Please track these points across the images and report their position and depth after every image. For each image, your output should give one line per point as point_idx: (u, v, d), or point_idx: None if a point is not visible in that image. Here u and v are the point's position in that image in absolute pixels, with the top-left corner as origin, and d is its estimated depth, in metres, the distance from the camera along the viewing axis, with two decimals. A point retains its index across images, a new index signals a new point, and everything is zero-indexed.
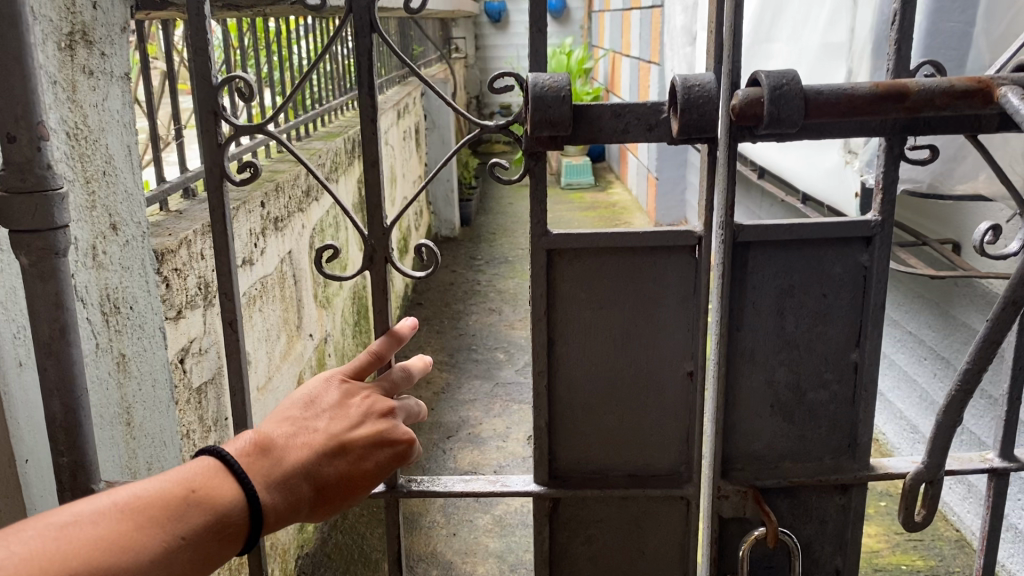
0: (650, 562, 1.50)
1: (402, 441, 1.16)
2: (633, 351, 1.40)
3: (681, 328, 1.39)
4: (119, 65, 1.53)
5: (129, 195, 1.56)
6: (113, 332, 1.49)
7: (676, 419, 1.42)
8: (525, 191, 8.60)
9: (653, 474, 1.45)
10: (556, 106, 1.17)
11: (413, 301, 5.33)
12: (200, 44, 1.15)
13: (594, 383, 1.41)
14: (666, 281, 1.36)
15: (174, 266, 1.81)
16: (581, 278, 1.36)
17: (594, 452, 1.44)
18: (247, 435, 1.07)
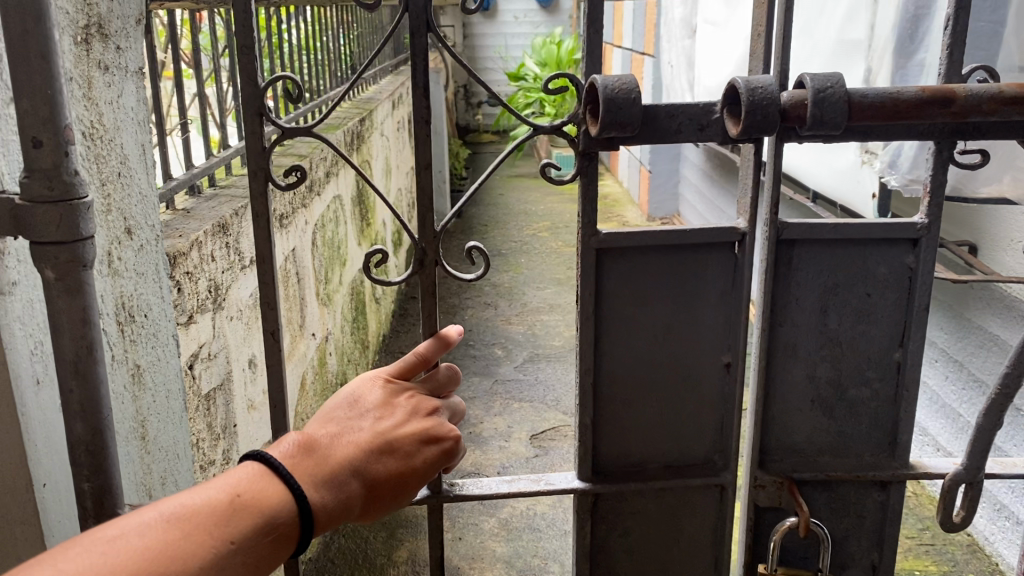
0: (686, 551, 1.42)
1: (447, 438, 1.12)
2: (674, 347, 1.33)
3: (721, 319, 1.33)
4: (133, 60, 1.44)
5: (143, 197, 1.49)
6: (129, 341, 1.42)
7: (713, 409, 1.37)
8: (515, 183, 8.53)
9: (691, 461, 1.38)
10: (629, 110, 1.10)
11: (407, 295, 5.25)
12: (244, 43, 1.09)
13: (634, 377, 1.34)
14: (707, 271, 1.30)
15: (186, 269, 1.73)
16: (626, 272, 1.29)
17: (634, 443, 1.37)
18: (288, 437, 1.01)
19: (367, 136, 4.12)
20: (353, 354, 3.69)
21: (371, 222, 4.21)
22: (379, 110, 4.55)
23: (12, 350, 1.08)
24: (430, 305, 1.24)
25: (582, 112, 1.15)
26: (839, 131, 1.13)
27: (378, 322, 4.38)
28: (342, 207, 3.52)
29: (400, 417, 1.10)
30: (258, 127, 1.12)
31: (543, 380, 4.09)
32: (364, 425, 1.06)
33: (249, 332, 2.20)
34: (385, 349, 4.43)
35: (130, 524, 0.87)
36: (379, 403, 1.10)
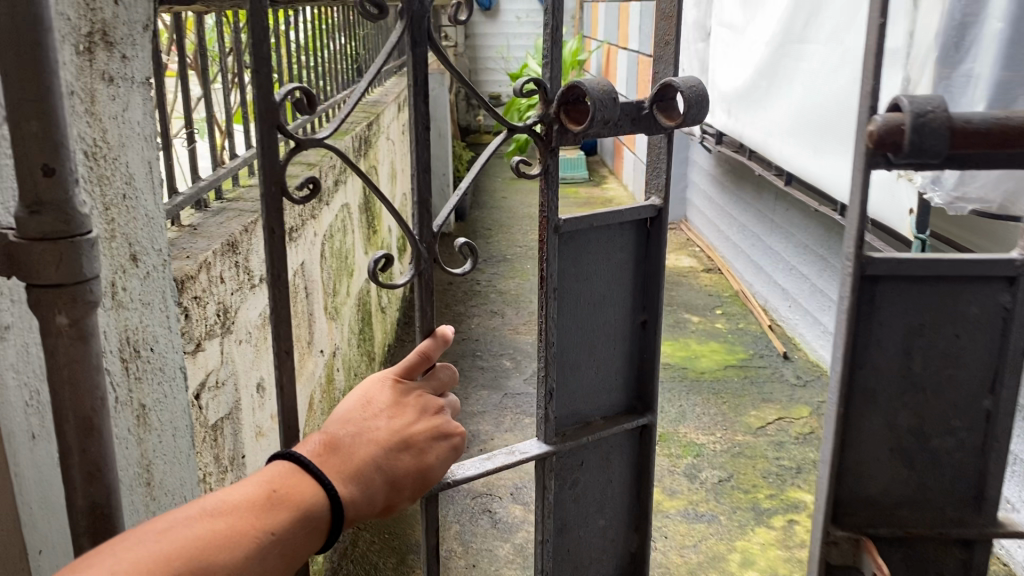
0: (616, 497, 1.49)
1: (455, 434, 1.11)
2: (608, 313, 1.38)
3: (633, 278, 1.41)
4: (140, 68, 1.31)
5: (150, 220, 1.36)
6: (134, 380, 1.29)
7: (632, 365, 1.45)
8: (519, 185, 8.40)
9: (619, 414, 1.45)
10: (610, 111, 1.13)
11: (411, 303, 5.12)
12: (260, 52, 0.98)
13: (580, 344, 1.37)
14: (625, 232, 1.37)
15: (194, 293, 1.60)
16: (573, 238, 1.31)
17: (579, 404, 1.40)
18: (312, 438, 1.00)
19: (373, 140, 3.99)
20: (359, 367, 3.56)
21: (377, 229, 4.08)
22: (385, 113, 4.42)
23: (5, 404, 0.95)
24: (423, 300, 1.19)
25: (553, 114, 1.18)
26: (940, 160, 1.01)
27: (384, 333, 4.24)
28: (349, 215, 3.39)
29: (413, 415, 1.07)
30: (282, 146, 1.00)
31: None
32: (383, 423, 1.04)
33: (258, 354, 2.07)
34: (389, 360, 4.30)
35: (173, 519, 0.88)
36: (392, 404, 1.06)
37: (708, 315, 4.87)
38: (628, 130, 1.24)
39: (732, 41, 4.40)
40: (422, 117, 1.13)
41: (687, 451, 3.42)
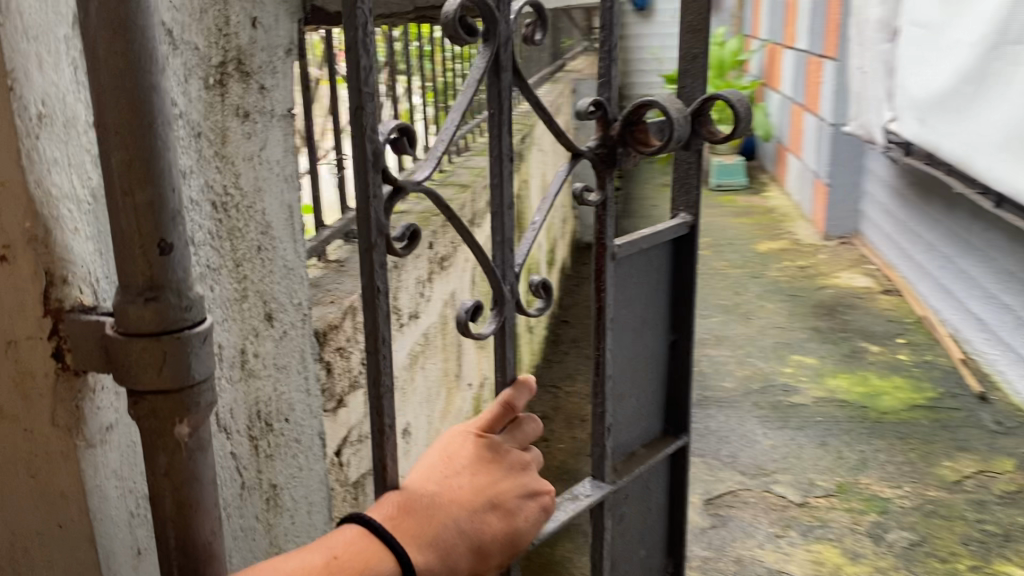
0: (652, 524, 1.38)
1: (544, 493, 0.99)
2: (648, 337, 1.23)
3: (666, 296, 1.26)
4: (283, 100, 1.14)
5: (288, 271, 1.19)
6: (264, 458, 1.12)
7: (664, 387, 1.31)
8: (673, 194, 8.05)
9: (657, 442, 1.30)
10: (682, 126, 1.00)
11: (559, 321, 4.92)
12: (366, 86, 0.78)
13: (625, 377, 1.20)
14: (659, 250, 1.22)
15: (337, 345, 1.43)
16: (621, 261, 1.14)
17: (622, 438, 1.23)
18: (388, 497, 0.87)
19: (526, 153, 3.81)
20: None
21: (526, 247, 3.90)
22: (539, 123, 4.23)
23: (104, 519, 0.78)
24: (502, 347, 0.98)
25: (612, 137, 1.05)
26: None
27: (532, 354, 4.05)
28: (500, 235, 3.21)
29: (496, 472, 0.95)
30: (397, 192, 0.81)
31: (716, 431, 3.66)
32: (463, 480, 0.91)
33: (404, 397, 1.90)
34: (537, 384, 4.11)
35: None
36: (474, 460, 0.94)
37: (889, 345, 4.40)
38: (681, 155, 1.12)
39: (926, 42, 3.95)
40: (507, 150, 0.91)
41: (870, 506, 3.04)
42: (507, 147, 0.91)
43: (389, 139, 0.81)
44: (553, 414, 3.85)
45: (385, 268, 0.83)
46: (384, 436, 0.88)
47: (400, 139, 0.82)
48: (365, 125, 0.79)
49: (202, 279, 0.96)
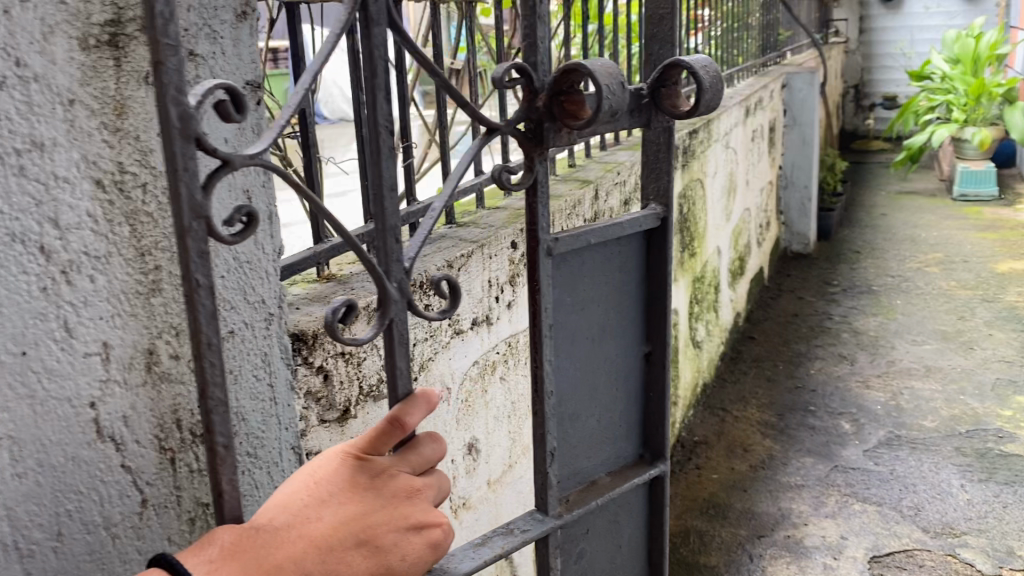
0: (624, 565, 1.20)
1: (435, 525, 0.87)
2: (610, 347, 1.09)
3: (637, 302, 1.11)
4: (234, 71, 1.00)
5: (238, 264, 1.04)
6: (188, 476, 0.99)
7: (636, 407, 1.15)
8: (904, 203, 7.26)
9: (627, 469, 1.15)
10: (619, 101, 0.87)
11: (743, 337, 4.54)
12: (165, 38, 0.68)
13: (581, 394, 1.06)
14: (624, 245, 1.07)
15: (340, 350, 1.29)
16: (566, 257, 1.00)
17: (579, 460, 1.09)
18: (218, 535, 0.76)
19: (697, 152, 3.50)
20: None
21: (694, 253, 3.59)
22: (722, 119, 3.89)
23: None
24: (392, 355, 0.86)
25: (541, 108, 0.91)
26: None
27: (698, 371, 3.73)
28: None
29: (369, 504, 0.82)
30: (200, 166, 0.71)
31: (901, 476, 3.16)
32: (320, 517, 0.80)
33: (468, 411, 1.73)
34: (703, 404, 3.78)
35: None
36: (342, 490, 0.82)
37: None
38: (628, 126, 1.00)
39: None
40: (383, 118, 0.81)
41: None
42: (385, 116, 0.81)
43: (206, 101, 0.70)
44: (714, 438, 3.51)
45: (202, 259, 0.72)
46: (222, 453, 0.77)
47: (224, 101, 0.72)
48: (165, 85, 0.69)
49: (72, 267, 0.84)
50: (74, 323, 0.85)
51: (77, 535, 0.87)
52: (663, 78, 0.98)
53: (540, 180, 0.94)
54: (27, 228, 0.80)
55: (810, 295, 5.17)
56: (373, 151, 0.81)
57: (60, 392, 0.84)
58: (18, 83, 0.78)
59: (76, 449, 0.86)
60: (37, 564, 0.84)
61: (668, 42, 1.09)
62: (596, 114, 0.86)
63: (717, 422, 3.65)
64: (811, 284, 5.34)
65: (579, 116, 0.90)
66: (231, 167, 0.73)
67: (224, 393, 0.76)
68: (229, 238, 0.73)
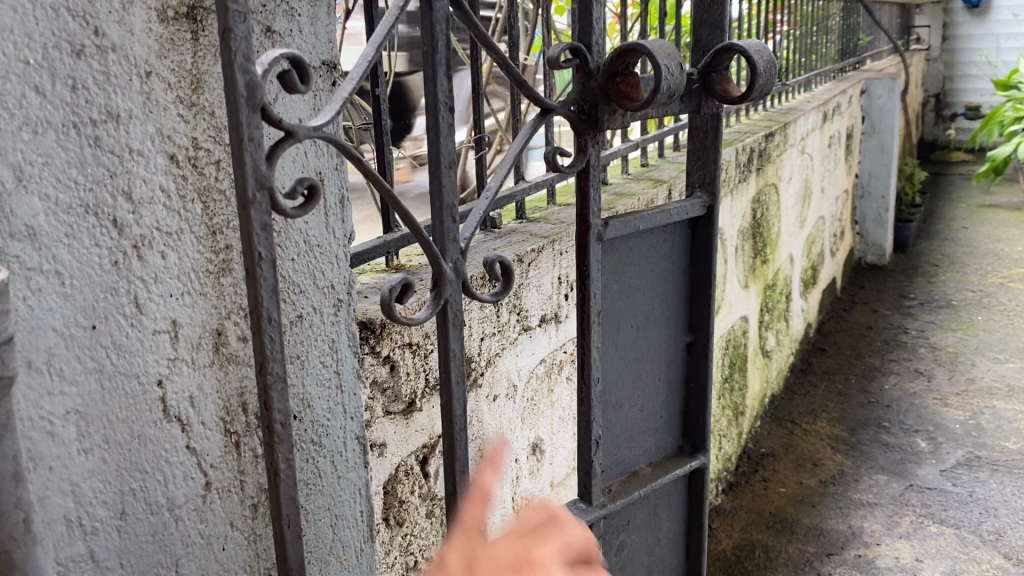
0: (663, 559, 1.23)
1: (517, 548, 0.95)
2: (654, 335, 1.13)
3: (681, 292, 1.14)
4: (309, 49, 0.98)
5: (309, 249, 1.02)
6: (252, 461, 0.97)
7: (678, 397, 1.19)
8: (986, 215, 6.99)
9: (668, 460, 1.19)
10: (676, 82, 0.90)
11: (814, 348, 4.41)
12: (234, 5, 0.68)
13: (625, 380, 1.10)
14: (668, 233, 1.10)
15: (407, 341, 1.26)
16: (614, 243, 1.04)
17: (622, 449, 1.12)
18: None
19: (772, 156, 3.41)
20: (720, 424, 3.03)
21: (766, 260, 3.50)
22: (798, 123, 3.77)
23: None
24: (446, 337, 0.88)
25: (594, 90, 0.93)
26: None
27: (766, 381, 3.64)
28: (720, 241, 2.87)
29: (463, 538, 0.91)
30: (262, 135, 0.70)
31: (980, 498, 3.02)
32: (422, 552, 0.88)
33: (534, 410, 1.69)
34: (770, 415, 3.68)
35: None
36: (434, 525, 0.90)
37: None
38: (679, 109, 1.02)
39: None
40: (442, 95, 0.82)
41: None
42: (444, 92, 0.82)
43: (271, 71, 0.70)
44: (782, 451, 3.41)
45: (264, 231, 0.72)
46: (279, 431, 0.77)
47: (287, 71, 0.72)
48: (234, 51, 0.68)
49: (144, 242, 0.83)
50: (144, 299, 0.83)
51: (140, 515, 0.85)
52: (714, 63, 1.01)
53: (592, 162, 0.97)
54: (101, 199, 0.79)
55: (885, 308, 5.01)
56: (431, 127, 0.83)
57: (128, 368, 0.83)
58: (96, 52, 0.77)
59: (142, 428, 0.85)
60: (100, 542, 0.82)
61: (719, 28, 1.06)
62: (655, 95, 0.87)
63: (785, 435, 3.54)
64: (887, 297, 5.17)
65: (631, 97, 0.92)
66: (295, 138, 0.73)
67: (283, 369, 0.76)
68: (290, 211, 0.73)
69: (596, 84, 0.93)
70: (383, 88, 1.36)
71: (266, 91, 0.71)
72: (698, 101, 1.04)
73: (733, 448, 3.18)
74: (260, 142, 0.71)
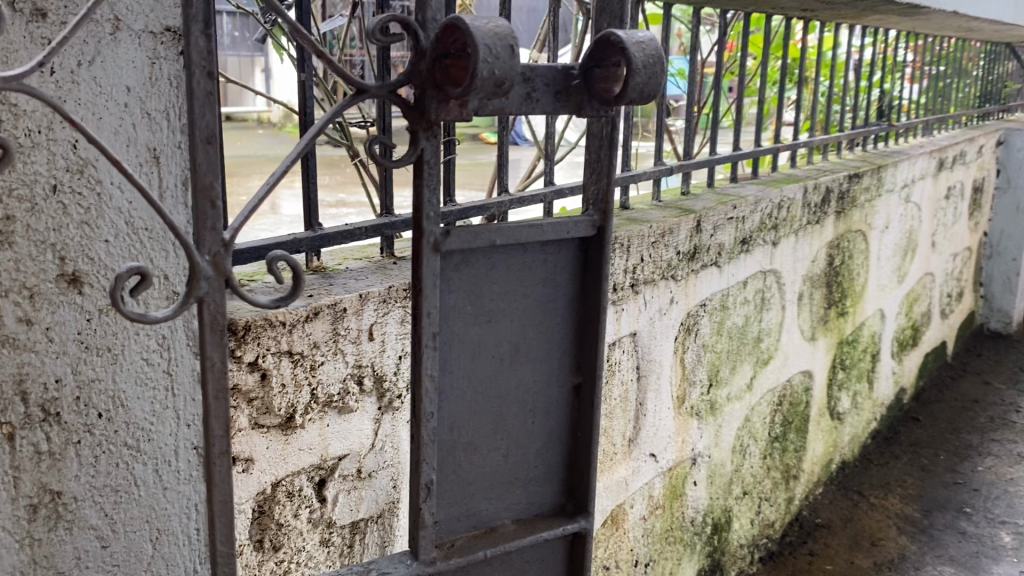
0: None
1: None
2: (526, 372, 0.97)
3: (567, 325, 0.99)
4: (145, 12, 0.90)
5: (129, 229, 0.92)
6: (31, 457, 0.90)
7: (560, 445, 1.02)
8: None
9: (542, 519, 1.02)
10: (508, 67, 0.75)
11: (906, 416, 4.00)
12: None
13: (481, 419, 0.95)
14: (550, 253, 0.95)
15: (284, 348, 1.15)
16: (465, 258, 0.89)
17: (475, 498, 0.97)
18: None
19: (859, 200, 3.11)
20: (762, 486, 2.75)
21: (845, 313, 3.19)
22: (900, 168, 3.45)
23: None
24: (204, 343, 0.76)
25: (423, 69, 0.79)
26: None
27: (835, 446, 3.30)
28: (776, 286, 2.62)
29: None
30: None
31: None
32: None
33: None
34: (837, 482, 3.33)
35: None
36: None
37: None
38: (551, 109, 0.87)
39: None
40: (199, 57, 0.70)
41: None
42: (200, 52, 0.70)
43: None
44: (839, 524, 3.08)
45: None
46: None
47: None
48: None
49: None
50: None
51: None
52: (598, 56, 0.85)
53: (426, 157, 0.82)
54: None
55: (999, 382, 4.51)
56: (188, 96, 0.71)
57: None
58: None
59: None
60: None
61: (619, 18, 0.92)
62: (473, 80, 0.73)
63: (848, 508, 3.19)
64: (1006, 372, 4.67)
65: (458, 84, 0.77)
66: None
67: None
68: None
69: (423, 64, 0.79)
70: (310, 74, 1.26)
71: None
72: (578, 104, 0.88)
73: (779, 514, 2.90)
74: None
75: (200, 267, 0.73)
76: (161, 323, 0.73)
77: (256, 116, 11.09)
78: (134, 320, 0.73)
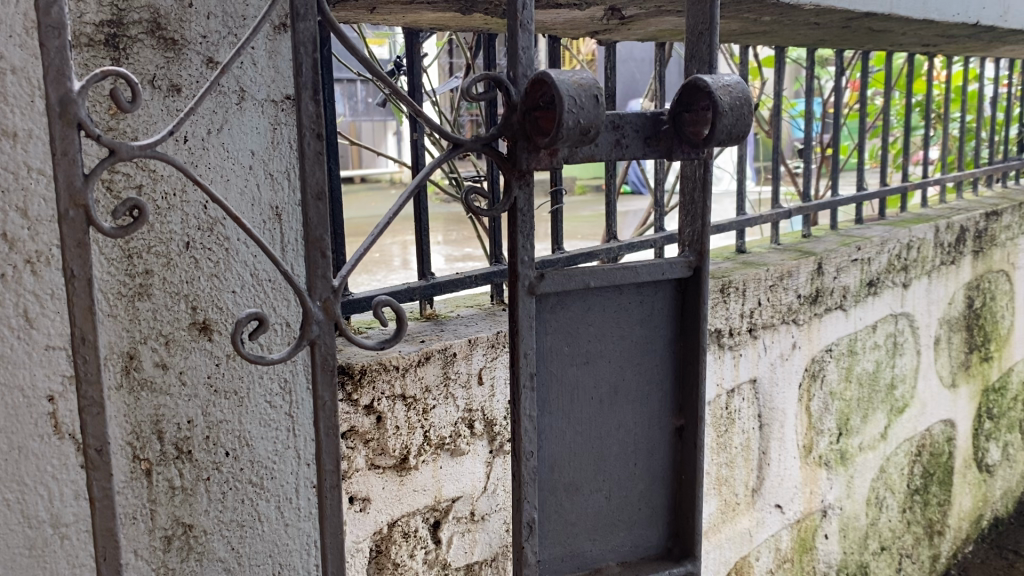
0: None
1: None
2: (627, 413, 0.98)
3: (665, 367, 1.00)
4: (267, 84, 0.99)
5: (252, 280, 1.00)
6: (166, 492, 0.98)
7: (664, 488, 1.03)
8: None
9: (648, 563, 1.02)
10: (592, 116, 0.79)
11: None
12: (47, 19, 0.67)
13: (582, 459, 0.96)
14: (646, 295, 0.97)
15: (398, 390, 1.20)
16: (561, 301, 0.92)
17: (580, 539, 0.98)
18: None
19: (999, 238, 2.95)
20: (902, 541, 2.61)
21: (990, 358, 3.00)
22: None
23: None
24: (314, 382, 0.81)
25: (513, 122, 0.84)
26: None
27: (985, 501, 3.09)
28: (909, 330, 2.50)
29: None
30: (76, 153, 0.69)
31: None
32: None
33: None
34: (990, 541, 3.10)
35: None
36: None
37: None
38: (642, 155, 0.89)
39: None
40: (308, 121, 0.77)
41: None
42: (309, 116, 0.77)
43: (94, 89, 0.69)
44: None
45: (76, 247, 0.70)
46: (94, 458, 0.73)
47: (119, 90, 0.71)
48: (48, 65, 0.67)
49: (39, 258, 0.87)
50: (35, 313, 0.88)
51: (15, 528, 0.89)
52: (685, 102, 0.88)
53: (519, 205, 0.86)
54: None
55: None
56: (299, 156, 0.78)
57: (10, 380, 0.87)
58: None
59: (24, 441, 0.88)
60: None
61: (707, 65, 0.95)
62: (559, 129, 0.77)
63: (1003, 568, 2.96)
64: None
65: (544, 136, 0.82)
66: (117, 156, 0.71)
67: (98, 394, 0.72)
68: (108, 229, 0.71)
69: (512, 116, 0.84)
70: (421, 133, 1.34)
71: (85, 109, 0.69)
72: (668, 150, 0.90)
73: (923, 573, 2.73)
74: (79, 159, 0.70)
75: (310, 311, 0.79)
76: (275, 363, 0.78)
77: (391, 177, 11.55)
78: (249, 361, 0.78)
